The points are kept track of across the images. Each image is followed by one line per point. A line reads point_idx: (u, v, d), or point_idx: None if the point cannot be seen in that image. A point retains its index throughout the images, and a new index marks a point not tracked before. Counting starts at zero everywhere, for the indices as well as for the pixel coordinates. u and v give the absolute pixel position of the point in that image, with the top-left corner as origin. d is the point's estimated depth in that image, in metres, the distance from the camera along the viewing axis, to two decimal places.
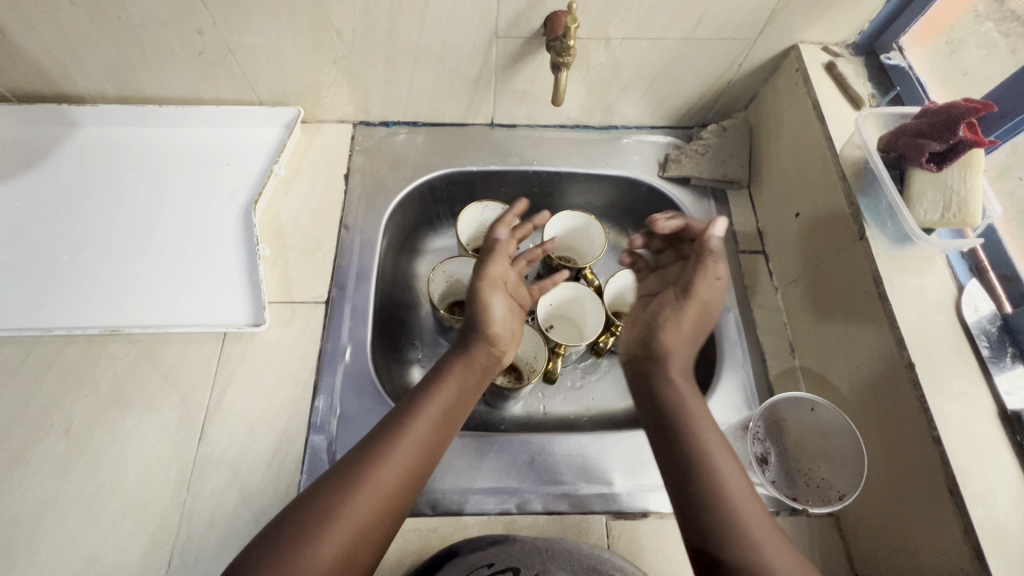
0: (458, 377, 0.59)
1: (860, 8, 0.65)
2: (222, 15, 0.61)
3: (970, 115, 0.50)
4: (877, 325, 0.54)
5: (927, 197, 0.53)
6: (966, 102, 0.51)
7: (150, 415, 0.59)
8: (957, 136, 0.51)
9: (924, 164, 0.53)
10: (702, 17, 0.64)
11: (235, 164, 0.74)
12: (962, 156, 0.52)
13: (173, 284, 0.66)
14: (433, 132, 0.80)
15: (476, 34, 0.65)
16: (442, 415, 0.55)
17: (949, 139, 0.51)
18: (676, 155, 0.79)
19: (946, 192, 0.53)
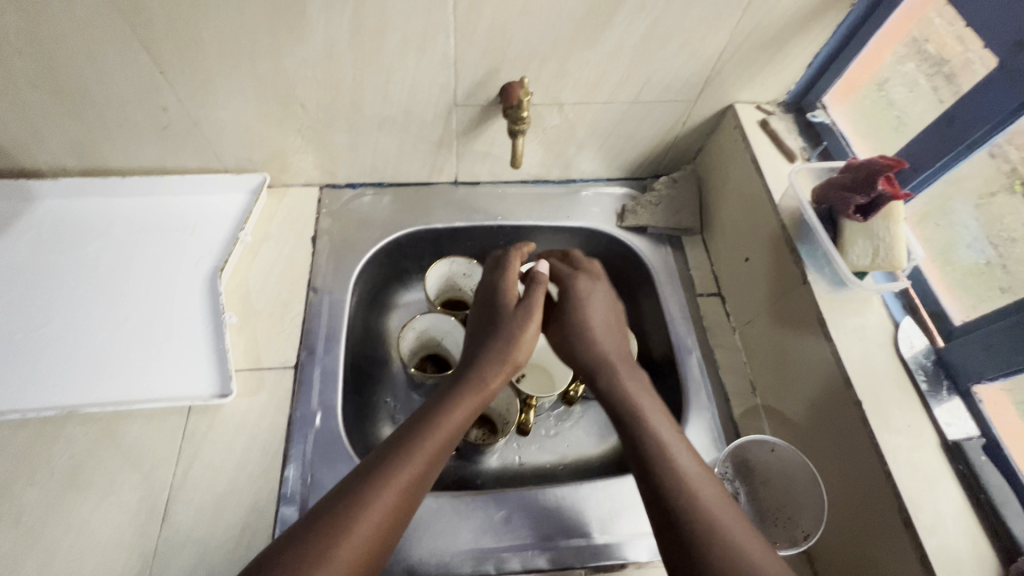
0: (446, 416, 0.54)
1: (785, 72, 0.71)
2: (188, 92, 0.63)
3: (886, 172, 0.55)
4: (826, 364, 0.57)
5: (858, 243, 0.58)
6: (882, 158, 0.56)
7: (109, 498, 0.57)
8: (877, 191, 0.56)
9: (850, 216, 0.59)
10: (646, 83, 0.69)
11: (201, 231, 0.74)
12: (883, 207, 0.57)
13: (135, 357, 0.65)
14: (399, 192, 0.82)
15: (436, 104, 0.68)
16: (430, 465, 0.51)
17: (870, 194, 0.57)
18: (632, 206, 0.83)
19: (874, 239, 0.58)
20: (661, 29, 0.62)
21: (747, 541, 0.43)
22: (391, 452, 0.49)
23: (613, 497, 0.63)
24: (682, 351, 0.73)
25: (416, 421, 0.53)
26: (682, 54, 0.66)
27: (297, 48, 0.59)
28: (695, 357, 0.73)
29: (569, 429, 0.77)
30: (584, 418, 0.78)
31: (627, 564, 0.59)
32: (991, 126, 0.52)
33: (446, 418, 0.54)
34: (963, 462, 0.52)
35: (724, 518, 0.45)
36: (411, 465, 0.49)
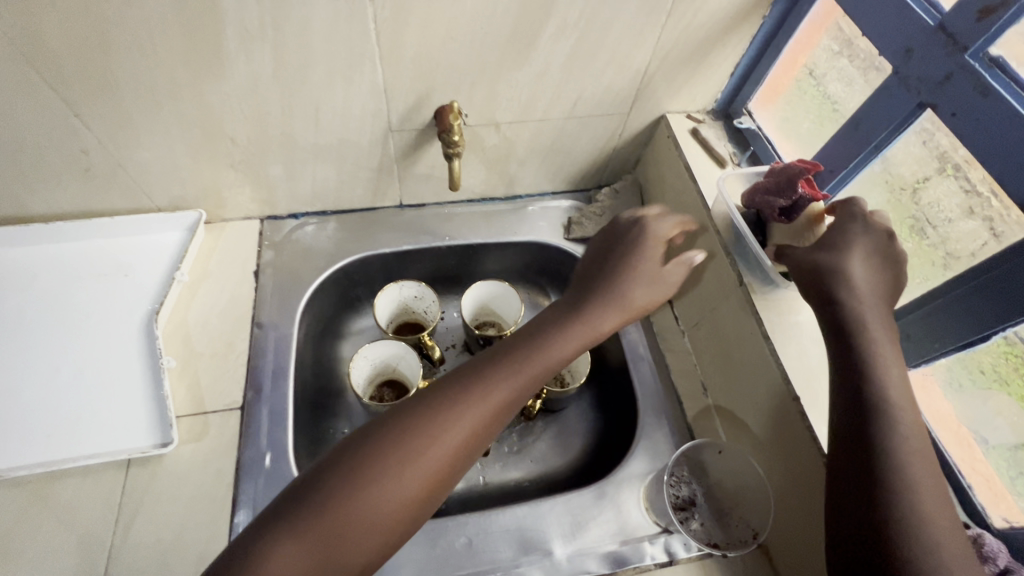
0: (499, 370, 0.49)
1: (710, 82, 0.74)
2: (108, 134, 0.61)
3: (804, 174, 0.59)
4: (766, 363, 0.59)
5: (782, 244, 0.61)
6: (801, 162, 0.60)
7: (43, 566, 0.54)
8: (797, 193, 0.59)
9: (776, 218, 0.61)
10: (579, 99, 0.71)
11: (134, 274, 0.72)
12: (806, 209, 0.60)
13: (68, 412, 0.62)
14: (344, 219, 0.81)
15: (371, 131, 0.68)
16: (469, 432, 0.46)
17: (792, 196, 0.60)
18: (578, 218, 0.84)
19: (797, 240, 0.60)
20: (586, 48, 0.64)
21: (933, 498, 0.41)
22: (439, 411, 0.46)
23: (574, 511, 0.63)
24: (635, 359, 0.75)
25: (487, 374, 0.49)
26: (609, 70, 0.67)
27: (219, 84, 0.58)
28: (647, 363, 0.75)
29: (532, 444, 0.76)
30: (546, 432, 0.77)
31: None
32: (892, 128, 0.56)
33: (519, 374, 0.49)
34: None
35: (912, 453, 0.43)
36: (457, 429, 0.45)
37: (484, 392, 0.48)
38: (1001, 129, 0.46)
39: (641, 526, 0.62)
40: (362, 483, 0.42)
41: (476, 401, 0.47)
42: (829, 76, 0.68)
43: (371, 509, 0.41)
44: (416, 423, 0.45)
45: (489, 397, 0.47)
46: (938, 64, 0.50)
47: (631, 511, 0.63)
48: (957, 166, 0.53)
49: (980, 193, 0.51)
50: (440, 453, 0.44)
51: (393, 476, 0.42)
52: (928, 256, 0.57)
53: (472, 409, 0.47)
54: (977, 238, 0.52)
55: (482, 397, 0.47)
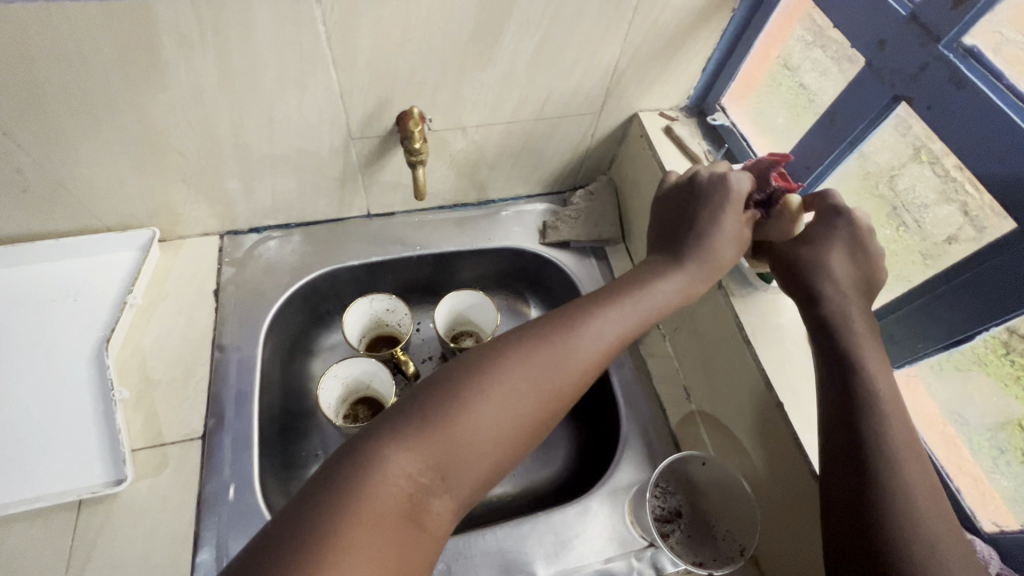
0: (647, 298, 0.50)
1: (682, 78, 0.72)
2: (43, 152, 0.56)
3: (775, 166, 0.56)
4: (749, 368, 0.57)
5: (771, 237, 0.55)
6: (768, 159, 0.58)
7: None
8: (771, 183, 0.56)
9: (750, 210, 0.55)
10: (547, 99, 0.68)
11: (84, 298, 0.67)
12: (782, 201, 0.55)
13: (13, 450, 0.58)
14: (308, 232, 0.78)
15: (330, 139, 0.65)
16: (594, 358, 0.47)
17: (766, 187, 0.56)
18: (553, 221, 0.82)
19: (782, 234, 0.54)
20: (551, 46, 0.61)
21: (922, 489, 0.40)
22: (554, 338, 0.46)
23: (556, 529, 0.60)
24: (617, 364, 0.72)
25: (603, 304, 0.49)
26: (577, 69, 0.65)
27: (161, 95, 0.54)
28: (630, 368, 0.72)
29: None
30: None
31: None
32: (868, 121, 0.54)
33: (641, 301, 0.50)
34: None
35: (903, 452, 0.42)
36: (574, 356, 0.46)
37: (623, 316, 0.49)
38: (977, 121, 0.44)
39: (626, 542, 0.60)
40: (487, 398, 0.42)
41: (599, 325, 0.48)
42: (802, 66, 0.66)
43: (478, 426, 0.41)
44: (540, 343, 0.45)
45: (602, 325, 0.48)
46: (912, 55, 0.48)
47: (616, 527, 0.61)
48: (930, 153, 0.51)
49: (953, 183, 0.50)
50: (551, 381, 0.45)
51: (494, 397, 0.42)
52: (910, 249, 0.55)
53: (601, 333, 0.47)
54: (952, 224, 0.50)
55: (589, 326, 0.47)
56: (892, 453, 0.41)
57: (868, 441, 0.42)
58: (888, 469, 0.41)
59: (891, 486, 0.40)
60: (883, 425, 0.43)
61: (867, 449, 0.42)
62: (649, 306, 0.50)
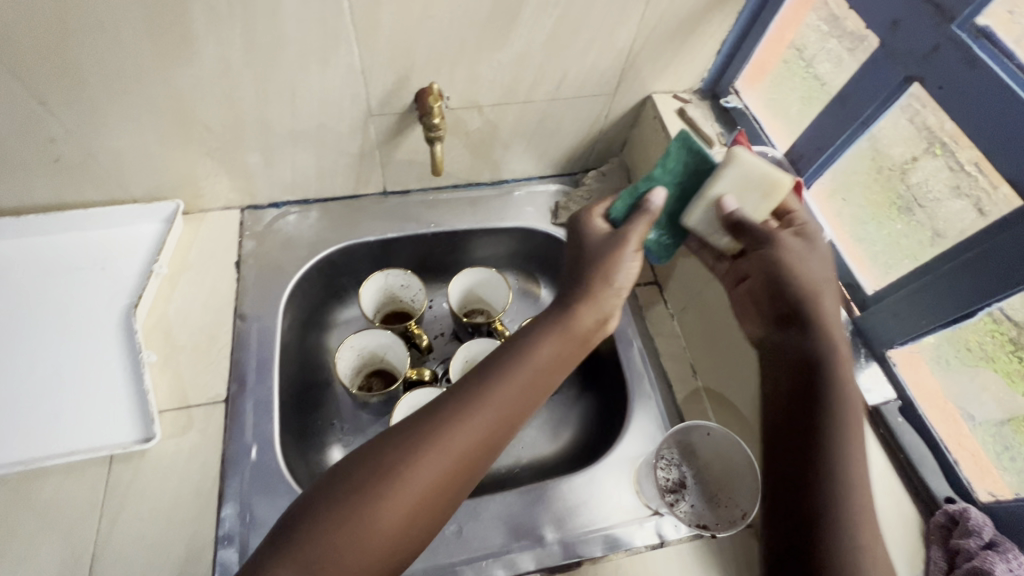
0: (554, 351, 0.48)
1: (696, 60, 0.72)
2: (75, 121, 0.58)
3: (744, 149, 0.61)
4: (754, 343, 0.59)
5: (747, 201, 0.52)
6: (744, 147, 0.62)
7: (26, 563, 0.53)
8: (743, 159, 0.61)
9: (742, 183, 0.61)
10: (562, 79, 0.69)
11: (112, 267, 0.70)
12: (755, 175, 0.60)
13: (47, 408, 0.61)
14: (326, 208, 0.80)
15: (351, 115, 0.66)
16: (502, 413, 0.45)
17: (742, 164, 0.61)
18: (565, 201, 0.83)
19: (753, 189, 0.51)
20: (568, 26, 0.62)
21: None
22: (454, 405, 0.44)
23: (564, 497, 0.62)
24: (624, 340, 0.73)
25: (504, 362, 0.47)
26: (593, 49, 0.66)
27: (190, 67, 0.56)
28: (637, 346, 0.73)
29: (522, 430, 0.76)
30: (536, 419, 0.78)
31: (583, 560, 0.59)
32: (879, 103, 0.54)
33: (545, 355, 0.48)
34: (883, 426, 0.54)
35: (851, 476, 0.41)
36: (476, 418, 0.44)
37: (527, 371, 0.47)
38: (988, 102, 0.45)
39: (632, 509, 0.62)
40: (389, 478, 0.41)
41: (503, 382, 0.46)
42: (817, 58, 0.67)
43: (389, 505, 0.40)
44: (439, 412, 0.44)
45: (506, 383, 0.46)
46: (926, 36, 0.48)
47: (623, 495, 0.63)
48: (945, 144, 0.52)
49: (969, 172, 0.50)
50: (462, 444, 0.43)
51: (398, 474, 0.41)
52: (916, 233, 0.56)
53: (508, 390, 0.46)
54: (965, 219, 0.51)
55: (490, 385, 0.46)
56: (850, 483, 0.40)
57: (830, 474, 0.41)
58: (835, 500, 0.40)
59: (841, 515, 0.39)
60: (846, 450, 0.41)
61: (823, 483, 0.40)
62: (554, 359, 0.48)
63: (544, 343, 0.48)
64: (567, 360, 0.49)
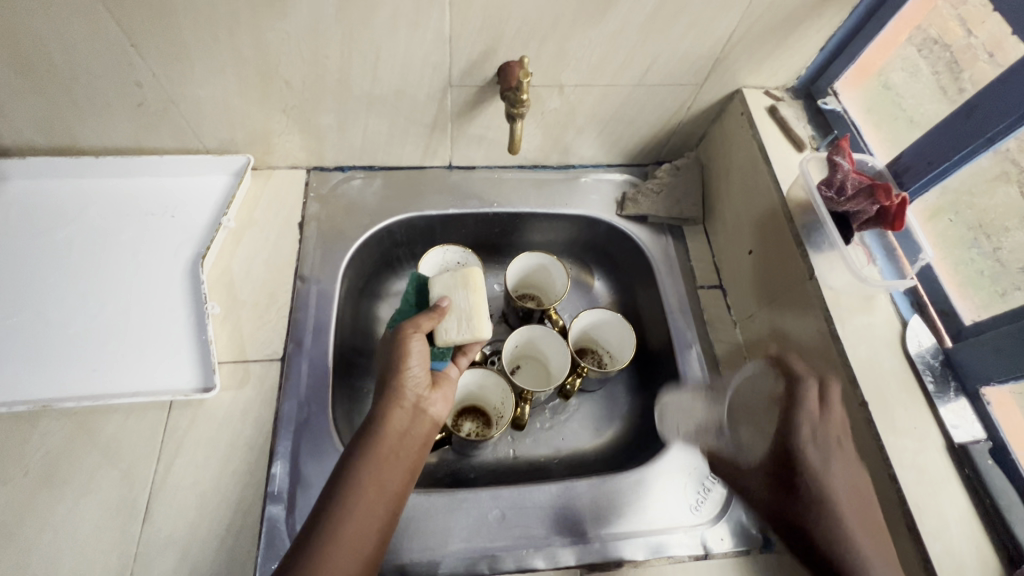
0: (398, 437, 0.55)
1: (796, 55, 0.68)
2: (163, 67, 0.58)
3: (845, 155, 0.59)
4: (832, 362, 0.55)
5: (455, 312, 0.61)
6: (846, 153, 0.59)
7: (87, 494, 0.55)
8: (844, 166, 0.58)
9: (834, 191, 0.58)
10: (651, 65, 0.66)
11: (181, 215, 0.71)
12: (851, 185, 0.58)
13: (115, 348, 0.62)
14: (390, 176, 0.79)
15: (430, 84, 0.65)
16: (376, 512, 0.51)
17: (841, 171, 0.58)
18: (633, 194, 0.79)
19: (459, 313, 0.61)
20: (669, 7, 0.58)
21: None
22: (320, 537, 0.48)
23: (610, 496, 0.61)
24: (683, 344, 0.71)
25: (354, 476, 0.51)
26: (689, 36, 0.62)
27: (280, 22, 0.55)
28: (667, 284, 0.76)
29: (564, 422, 0.75)
30: (580, 412, 0.76)
31: (624, 563, 0.58)
32: (1010, 121, 0.49)
33: (386, 446, 0.53)
34: (969, 466, 0.50)
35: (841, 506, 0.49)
36: (369, 471, 0.52)
37: (380, 466, 0.52)
38: None
39: (678, 517, 0.60)
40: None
41: (361, 489, 0.51)
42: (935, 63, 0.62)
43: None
44: (313, 545, 0.47)
45: (364, 491, 0.51)
46: None
47: (671, 502, 0.61)
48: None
49: None
50: (348, 554, 0.48)
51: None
52: (1003, 279, 0.53)
53: (368, 491, 0.51)
54: None
55: (353, 497, 0.50)
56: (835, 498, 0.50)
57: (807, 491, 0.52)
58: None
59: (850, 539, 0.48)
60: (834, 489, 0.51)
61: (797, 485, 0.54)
62: (399, 446, 0.54)
63: (386, 441, 0.54)
64: (417, 435, 0.56)
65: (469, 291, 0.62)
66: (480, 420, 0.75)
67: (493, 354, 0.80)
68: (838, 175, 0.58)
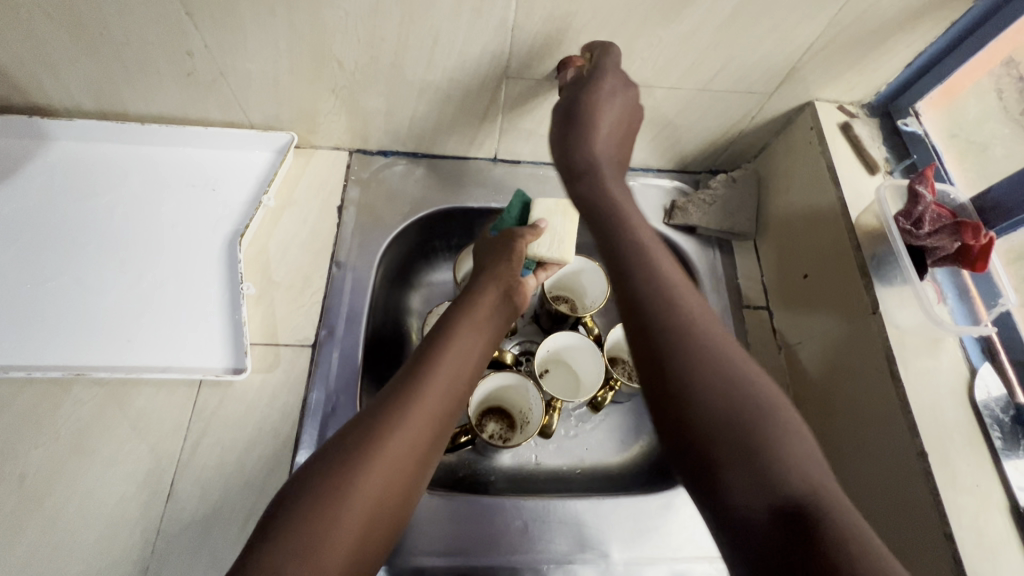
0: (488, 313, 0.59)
1: (878, 70, 0.63)
2: (215, 38, 0.57)
3: (925, 182, 0.55)
4: (888, 406, 0.52)
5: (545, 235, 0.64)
6: (928, 180, 0.55)
7: (115, 466, 0.55)
8: (924, 195, 0.54)
9: (912, 222, 0.54)
10: (721, 70, 0.62)
11: (222, 190, 0.70)
12: (929, 217, 0.54)
13: (149, 320, 0.62)
14: (433, 165, 0.76)
15: (486, 74, 0.62)
16: (466, 365, 0.54)
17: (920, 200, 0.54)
18: (683, 202, 0.75)
19: (553, 234, 0.64)
20: (751, 10, 0.54)
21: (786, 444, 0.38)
22: (374, 428, 0.46)
23: (638, 517, 0.59)
24: None
25: (417, 382, 0.50)
26: (768, 41, 0.58)
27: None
28: None
29: (589, 431, 0.73)
30: (606, 423, 0.74)
31: None
32: None
33: (479, 319, 0.58)
34: None
35: (771, 402, 0.41)
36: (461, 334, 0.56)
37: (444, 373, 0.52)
38: None
39: (705, 546, 0.59)
40: (336, 506, 0.42)
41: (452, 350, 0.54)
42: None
43: (359, 498, 0.43)
44: (370, 436, 0.46)
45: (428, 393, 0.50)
46: None
47: (698, 529, 0.59)
48: None
49: None
50: (405, 450, 0.46)
51: (351, 493, 0.43)
52: None
53: (456, 355, 0.54)
54: None
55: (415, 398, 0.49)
56: (733, 389, 0.40)
57: (691, 394, 0.41)
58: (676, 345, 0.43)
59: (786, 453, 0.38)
60: (748, 383, 0.41)
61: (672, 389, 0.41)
62: (464, 359, 0.54)
63: (454, 352, 0.54)
64: (479, 353, 0.56)
65: (569, 220, 0.65)
66: (504, 422, 0.72)
67: (524, 356, 0.79)
68: (918, 207, 0.54)
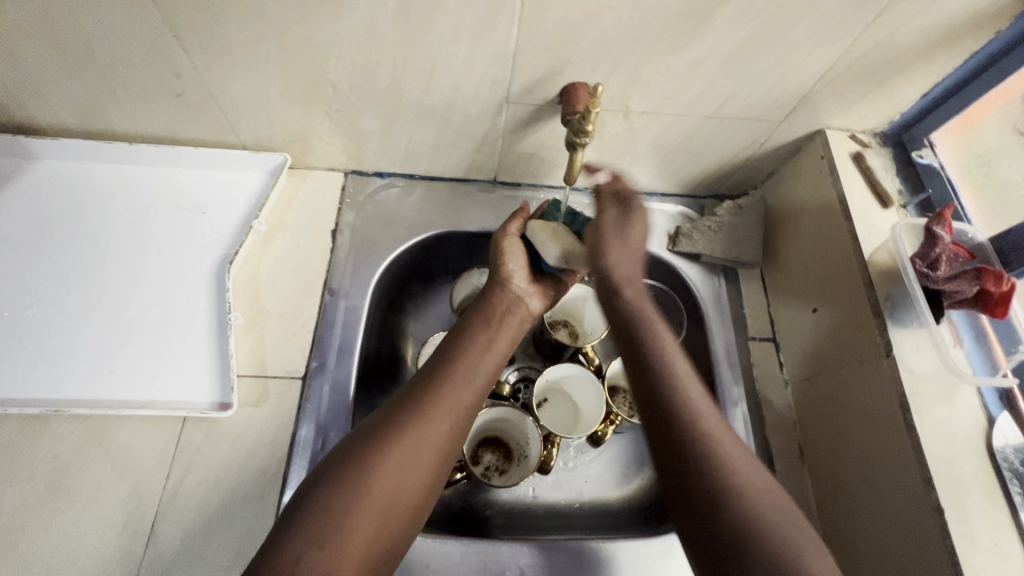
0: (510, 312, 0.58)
1: (892, 99, 0.61)
2: (205, 61, 0.54)
3: (941, 224, 0.53)
4: (901, 456, 0.50)
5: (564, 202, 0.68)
6: (944, 220, 0.53)
7: (92, 507, 0.52)
8: (942, 237, 0.53)
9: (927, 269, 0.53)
10: (729, 98, 0.59)
11: (212, 213, 0.67)
12: (944, 260, 0.53)
13: (133, 351, 0.59)
14: (431, 187, 0.74)
15: (485, 99, 0.59)
16: (487, 372, 0.51)
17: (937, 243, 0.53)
18: (687, 228, 0.73)
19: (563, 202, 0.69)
20: (762, 39, 0.52)
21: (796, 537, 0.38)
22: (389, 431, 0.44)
23: (637, 564, 0.57)
24: (729, 401, 0.64)
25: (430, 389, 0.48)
26: (780, 69, 0.56)
27: (334, 23, 0.50)
28: None
29: (588, 462, 0.71)
30: (606, 455, 0.72)
31: None
32: None
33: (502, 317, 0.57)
34: None
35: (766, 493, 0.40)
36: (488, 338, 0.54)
37: (449, 390, 0.48)
38: None
39: None
40: (340, 517, 0.39)
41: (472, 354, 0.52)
42: None
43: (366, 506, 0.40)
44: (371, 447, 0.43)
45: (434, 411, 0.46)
46: None
47: None
48: None
49: None
50: (407, 463, 0.43)
51: (350, 512, 0.39)
52: None
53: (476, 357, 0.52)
54: None
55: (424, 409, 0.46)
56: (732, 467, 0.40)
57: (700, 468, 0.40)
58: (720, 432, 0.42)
59: (768, 530, 0.37)
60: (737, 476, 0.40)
61: (694, 494, 0.40)
62: (485, 363, 0.52)
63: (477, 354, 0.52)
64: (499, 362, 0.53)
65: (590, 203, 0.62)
66: (500, 453, 0.68)
67: (521, 383, 0.76)
68: (936, 249, 0.53)
